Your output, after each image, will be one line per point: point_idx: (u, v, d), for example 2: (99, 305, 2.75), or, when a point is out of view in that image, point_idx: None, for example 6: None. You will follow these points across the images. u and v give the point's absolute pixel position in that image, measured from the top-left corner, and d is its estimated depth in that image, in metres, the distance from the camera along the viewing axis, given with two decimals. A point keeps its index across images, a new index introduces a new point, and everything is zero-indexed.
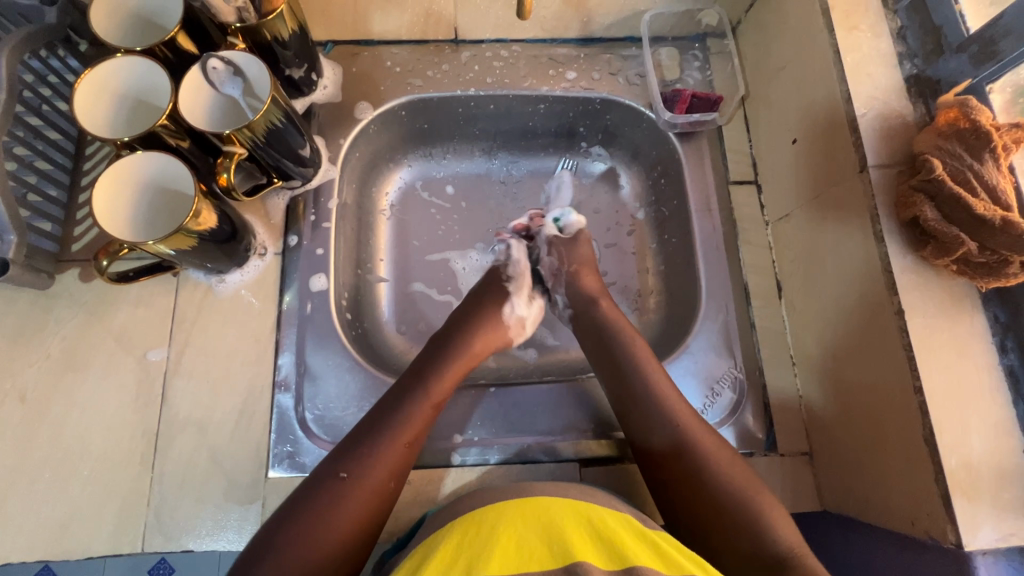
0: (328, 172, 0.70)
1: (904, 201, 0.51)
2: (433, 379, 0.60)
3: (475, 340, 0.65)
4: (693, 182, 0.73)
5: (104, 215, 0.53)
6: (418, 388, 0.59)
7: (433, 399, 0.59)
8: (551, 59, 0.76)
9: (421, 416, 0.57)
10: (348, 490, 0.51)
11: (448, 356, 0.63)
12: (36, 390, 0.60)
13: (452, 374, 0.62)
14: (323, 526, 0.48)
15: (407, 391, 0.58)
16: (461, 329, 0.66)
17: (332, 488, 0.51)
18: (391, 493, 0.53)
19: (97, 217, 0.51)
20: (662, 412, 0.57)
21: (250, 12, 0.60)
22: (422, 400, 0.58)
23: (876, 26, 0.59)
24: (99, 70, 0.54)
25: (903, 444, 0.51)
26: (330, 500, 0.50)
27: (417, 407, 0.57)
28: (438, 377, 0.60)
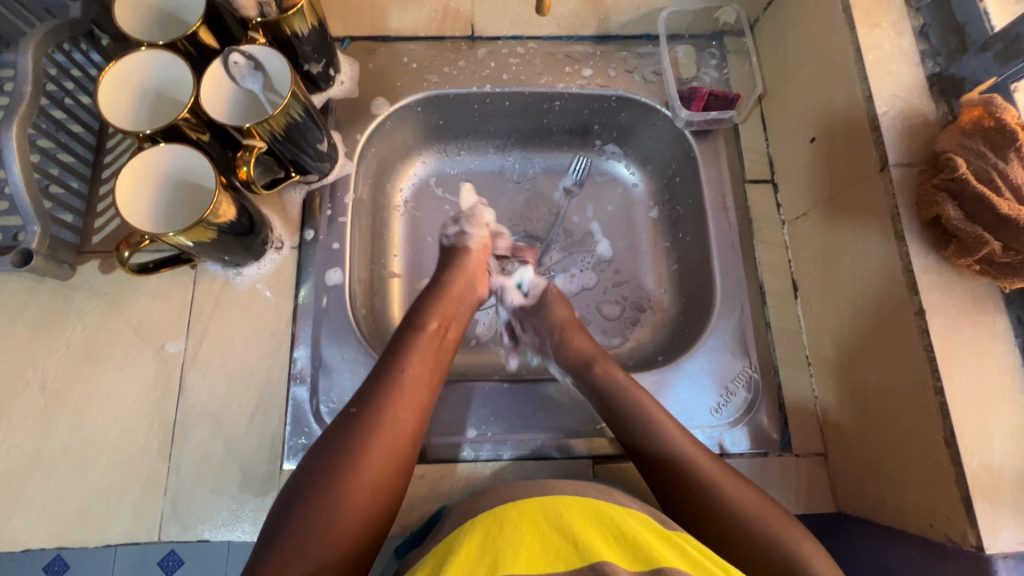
0: (344, 167, 0.70)
1: (926, 200, 0.51)
2: (419, 319, 0.62)
3: (461, 280, 0.67)
4: (709, 180, 0.73)
5: (126, 207, 0.54)
6: (406, 330, 0.60)
7: (426, 334, 0.60)
8: (567, 57, 0.76)
9: (418, 350, 0.58)
10: (363, 424, 0.51)
11: (437, 315, 0.63)
12: (56, 379, 0.61)
13: (438, 308, 0.63)
14: (353, 464, 0.49)
15: (400, 337, 0.60)
16: (449, 283, 0.66)
17: (346, 426, 0.51)
18: (411, 426, 0.53)
19: (119, 209, 0.52)
20: None
21: (271, 6, 0.60)
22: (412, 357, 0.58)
23: (898, 24, 0.58)
24: (123, 64, 0.55)
25: (922, 443, 0.50)
26: (351, 438, 0.50)
27: (410, 345, 0.59)
28: (423, 316, 0.62)
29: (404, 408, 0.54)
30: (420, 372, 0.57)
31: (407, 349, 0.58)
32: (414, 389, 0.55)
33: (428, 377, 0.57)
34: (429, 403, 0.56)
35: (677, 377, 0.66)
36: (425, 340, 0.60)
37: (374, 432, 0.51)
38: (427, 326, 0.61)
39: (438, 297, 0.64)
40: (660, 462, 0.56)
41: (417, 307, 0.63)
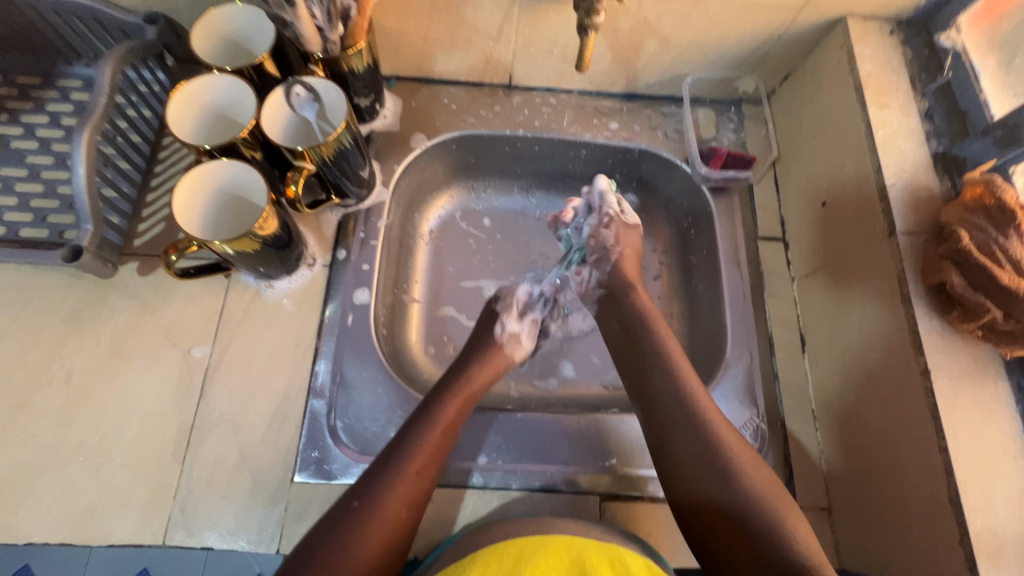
0: (380, 194, 0.74)
1: (932, 267, 0.54)
2: (438, 412, 0.60)
3: (484, 374, 0.66)
4: (723, 234, 0.77)
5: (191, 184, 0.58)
6: (423, 421, 0.59)
7: (441, 431, 0.59)
8: (595, 110, 0.82)
9: (430, 447, 0.57)
10: (360, 525, 0.51)
11: (451, 403, 0.62)
12: (82, 374, 0.62)
13: (456, 404, 0.62)
14: (343, 561, 0.48)
15: (412, 426, 0.59)
16: (465, 366, 0.66)
17: (342, 520, 0.51)
18: (404, 529, 0.53)
19: (187, 180, 0.57)
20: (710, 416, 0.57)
21: (335, 44, 0.61)
22: (424, 449, 0.57)
23: (906, 106, 0.63)
24: (190, 87, 0.60)
25: (927, 502, 0.51)
26: (345, 534, 0.50)
27: (420, 440, 0.57)
28: (441, 408, 0.61)
29: (403, 507, 0.53)
30: (425, 472, 0.56)
31: (420, 444, 0.57)
32: (415, 488, 0.55)
33: (428, 474, 0.56)
34: (425, 500, 0.56)
35: None
36: (438, 436, 0.58)
37: (368, 531, 0.51)
38: (443, 422, 0.60)
39: (457, 390, 0.63)
40: (696, 469, 0.55)
41: (436, 395, 0.62)
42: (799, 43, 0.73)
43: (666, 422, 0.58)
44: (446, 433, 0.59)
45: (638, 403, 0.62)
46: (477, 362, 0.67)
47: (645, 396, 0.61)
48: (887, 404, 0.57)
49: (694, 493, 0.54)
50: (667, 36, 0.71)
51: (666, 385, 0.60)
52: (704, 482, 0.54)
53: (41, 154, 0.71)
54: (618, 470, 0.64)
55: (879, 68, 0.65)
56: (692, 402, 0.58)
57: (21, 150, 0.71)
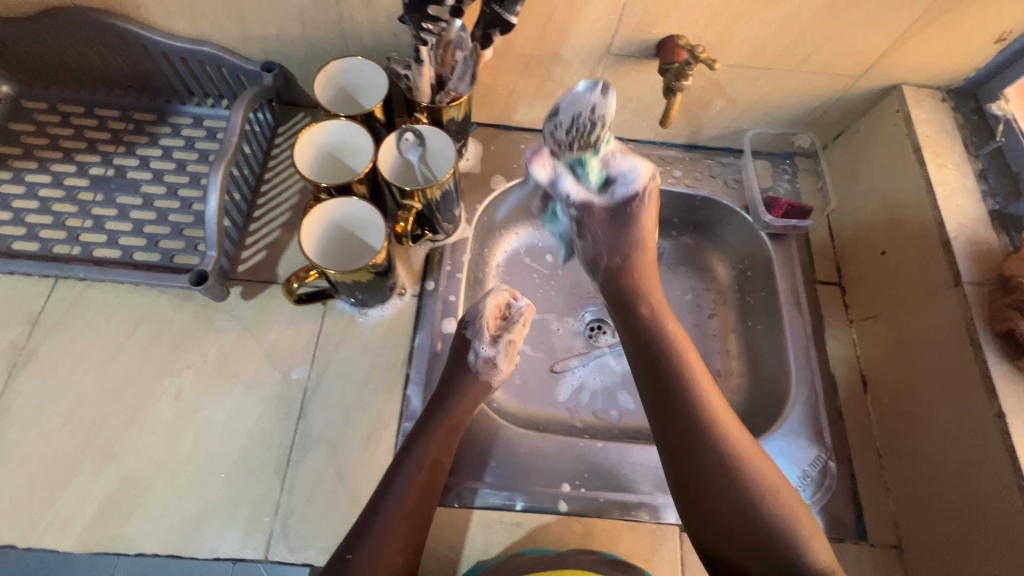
0: (463, 231, 0.79)
1: (999, 315, 0.59)
2: (421, 452, 0.60)
3: (465, 406, 0.64)
4: (783, 278, 0.81)
5: (325, 214, 0.64)
6: (409, 463, 0.59)
7: (422, 472, 0.59)
8: (659, 158, 0.88)
9: (412, 488, 0.58)
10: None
11: (425, 439, 0.61)
12: (189, 391, 0.66)
13: (439, 440, 0.61)
14: None
15: (394, 469, 0.60)
16: (444, 398, 0.64)
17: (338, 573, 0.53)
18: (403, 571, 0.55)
19: (324, 210, 0.63)
20: (740, 455, 0.58)
21: (444, 96, 0.68)
22: (407, 493, 0.58)
23: (961, 166, 0.69)
24: (313, 133, 0.66)
25: (1007, 539, 0.54)
26: None
27: (406, 485, 0.58)
28: (424, 448, 0.61)
29: (394, 551, 0.55)
30: (414, 513, 0.57)
31: (402, 488, 0.58)
32: (404, 531, 0.56)
33: (421, 513, 0.58)
34: (421, 538, 0.57)
35: None
36: (419, 478, 0.59)
37: None
38: (421, 463, 0.60)
39: (437, 426, 0.62)
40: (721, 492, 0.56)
41: (419, 433, 0.62)
42: (854, 106, 0.79)
43: (688, 460, 0.58)
44: (426, 473, 0.59)
45: (659, 428, 0.61)
46: (455, 393, 0.64)
47: (668, 426, 0.60)
48: (957, 468, 0.61)
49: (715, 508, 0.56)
50: (734, 96, 0.78)
51: (696, 434, 0.59)
52: (730, 508, 0.55)
53: (154, 184, 0.77)
54: None
55: (934, 131, 0.71)
56: (719, 439, 0.58)
57: (135, 180, 0.77)
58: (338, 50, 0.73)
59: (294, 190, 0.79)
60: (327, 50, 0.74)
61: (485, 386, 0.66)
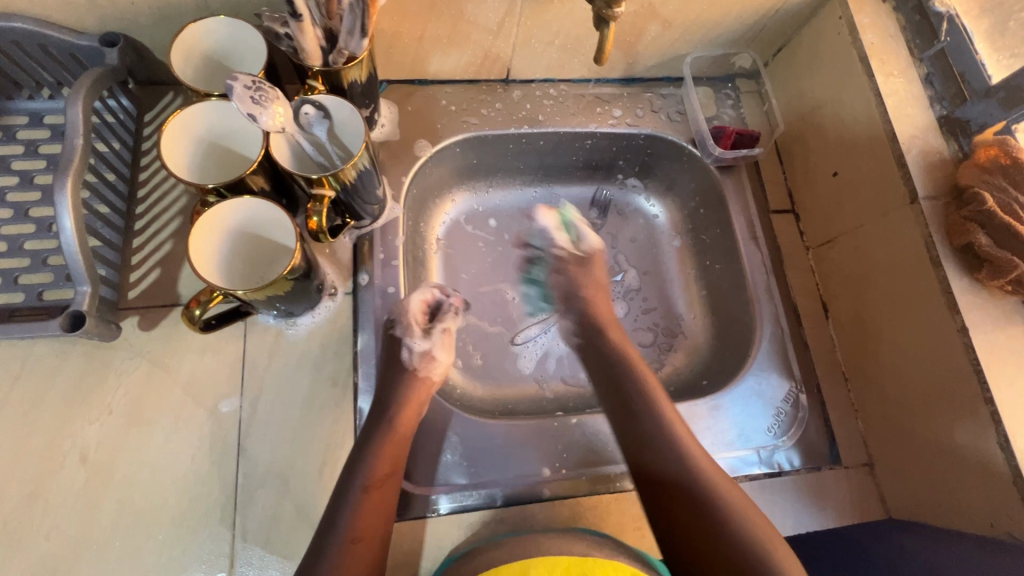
0: (393, 210, 0.70)
1: (957, 229, 0.57)
2: (372, 456, 0.56)
3: (410, 409, 0.60)
4: (738, 213, 0.77)
5: (221, 222, 0.53)
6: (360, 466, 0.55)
7: (372, 489, 0.54)
8: (596, 98, 0.80)
9: (363, 508, 0.53)
10: None
11: (371, 449, 0.56)
12: (98, 450, 0.56)
13: (385, 442, 0.57)
14: None
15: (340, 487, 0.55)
16: (384, 403, 0.59)
17: None
18: None
19: (218, 217, 0.52)
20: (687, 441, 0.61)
21: (339, 58, 0.56)
22: (359, 512, 0.53)
23: (908, 73, 0.65)
24: (180, 126, 0.53)
25: (976, 450, 0.55)
26: None
27: (358, 504, 0.53)
28: (371, 450, 0.56)
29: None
30: (369, 534, 0.53)
31: (354, 508, 0.53)
32: (359, 554, 0.52)
33: (375, 523, 0.53)
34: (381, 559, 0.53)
35: (731, 400, 0.68)
36: (370, 495, 0.54)
37: None
38: (372, 477, 0.55)
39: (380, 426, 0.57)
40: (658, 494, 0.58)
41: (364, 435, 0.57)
42: (794, 17, 0.73)
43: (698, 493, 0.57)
44: (380, 488, 0.55)
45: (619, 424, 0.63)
46: (398, 399, 0.59)
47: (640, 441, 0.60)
48: (922, 384, 0.61)
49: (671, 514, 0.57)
50: (669, 18, 0.70)
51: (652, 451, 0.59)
52: (705, 527, 0.56)
53: None
54: None
55: (880, 37, 0.66)
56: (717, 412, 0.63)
57: None
58: (196, 9, 0.59)
59: (182, 189, 0.66)
60: (183, 10, 0.59)
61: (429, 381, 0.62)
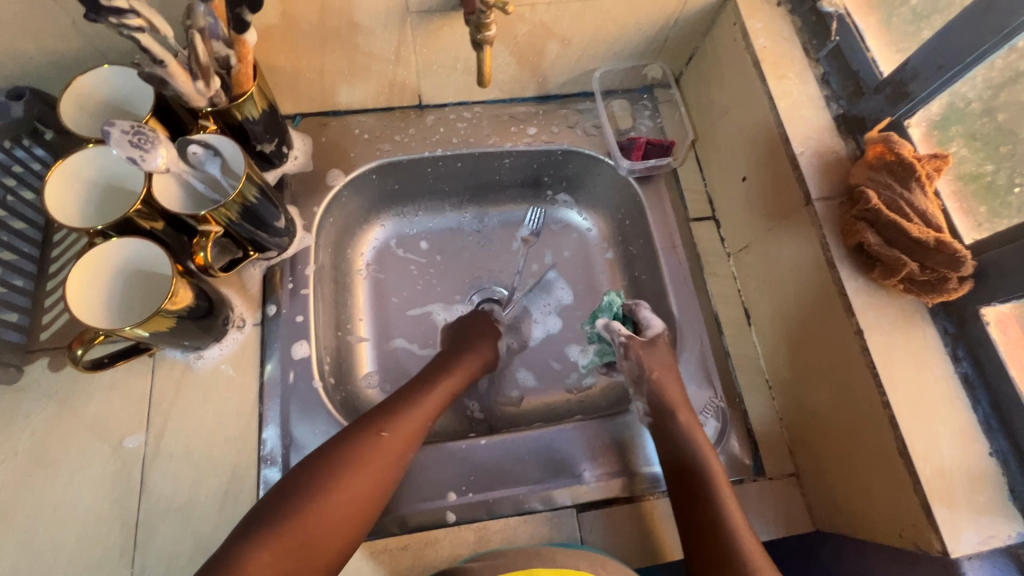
0: (303, 240, 0.71)
1: (849, 229, 0.56)
2: (386, 442, 0.57)
3: (468, 365, 0.69)
4: (657, 223, 0.77)
5: (105, 257, 0.54)
6: (369, 449, 0.56)
7: (420, 407, 0.62)
8: (511, 117, 0.81)
9: (405, 417, 0.60)
10: (326, 484, 0.53)
11: (431, 383, 0.65)
12: (2, 492, 0.57)
13: (408, 431, 0.59)
14: (301, 509, 0.51)
15: (396, 399, 0.62)
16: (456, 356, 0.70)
17: (306, 477, 0.53)
18: (371, 498, 0.55)
19: (101, 253, 0.54)
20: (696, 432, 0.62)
21: (222, 97, 0.58)
22: (405, 420, 0.60)
23: (802, 74, 0.65)
24: (64, 170, 0.55)
25: (879, 455, 0.53)
26: (305, 495, 0.52)
27: (403, 413, 0.60)
28: (389, 435, 0.58)
29: (366, 471, 0.55)
30: (400, 444, 0.58)
31: (396, 412, 0.60)
32: (381, 453, 0.56)
33: (360, 502, 0.54)
34: (397, 473, 0.57)
35: None
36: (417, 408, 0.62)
37: (332, 489, 0.53)
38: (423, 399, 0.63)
39: (409, 417, 0.60)
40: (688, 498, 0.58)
41: (386, 419, 0.59)
42: (695, 26, 0.73)
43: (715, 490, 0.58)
44: (426, 409, 0.62)
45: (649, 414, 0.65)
46: (465, 355, 0.70)
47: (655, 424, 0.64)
48: (830, 389, 0.59)
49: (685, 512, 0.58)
50: (567, 35, 0.71)
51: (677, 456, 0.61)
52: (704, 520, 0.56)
53: None
54: (591, 478, 0.64)
55: (773, 41, 0.66)
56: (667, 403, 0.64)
57: None
58: (92, 59, 0.62)
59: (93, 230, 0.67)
60: (80, 61, 0.62)
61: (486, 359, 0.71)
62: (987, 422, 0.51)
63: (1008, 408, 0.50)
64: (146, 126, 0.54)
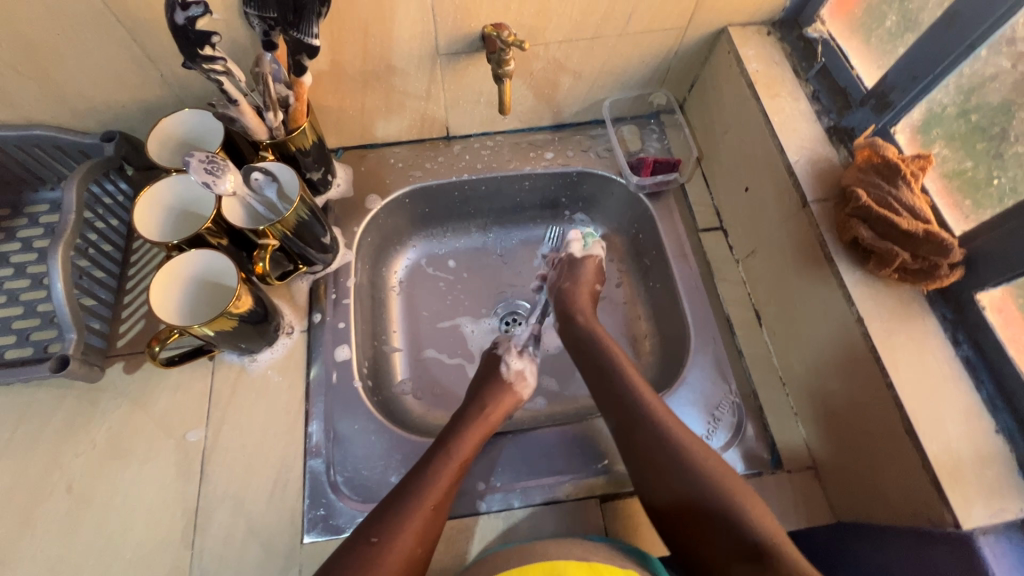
0: (344, 256, 0.79)
1: (844, 226, 0.60)
2: (391, 551, 0.56)
3: (496, 415, 0.70)
4: (667, 234, 0.83)
5: (178, 270, 0.63)
6: (374, 561, 0.55)
7: (453, 464, 0.63)
8: (530, 144, 0.89)
9: (442, 480, 0.61)
10: (378, 556, 0.55)
11: (460, 436, 0.66)
12: (82, 480, 0.64)
13: (413, 533, 0.57)
14: None
15: (431, 458, 0.63)
16: (483, 405, 0.70)
17: (360, 553, 0.56)
18: (420, 559, 0.57)
19: (175, 267, 0.63)
20: (680, 434, 0.63)
21: (280, 130, 0.67)
22: (440, 482, 0.61)
23: (794, 93, 0.71)
24: (151, 194, 0.64)
25: (889, 437, 0.55)
26: (362, 570, 0.54)
27: (439, 475, 0.62)
28: (392, 543, 0.56)
29: (413, 539, 0.57)
30: (441, 503, 0.60)
31: (434, 476, 0.61)
32: (424, 518, 0.58)
33: (410, 566, 0.57)
34: (438, 532, 0.59)
35: (668, 409, 0.71)
36: (453, 468, 0.63)
37: (384, 560, 0.55)
38: (456, 457, 0.64)
39: (413, 515, 0.58)
40: (678, 500, 0.59)
41: (386, 524, 0.58)
42: (694, 56, 0.81)
43: (706, 495, 0.58)
44: (460, 467, 0.63)
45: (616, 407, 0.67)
46: (492, 404, 0.71)
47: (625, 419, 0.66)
48: (840, 380, 0.62)
49: (680, 520, 0.58)
50: (579, 70, 0.80)
51: (672, 463, 0.61)
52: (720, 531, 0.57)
53: (17, 279, 0.73)
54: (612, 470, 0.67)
55: (765, 64, 0.73)
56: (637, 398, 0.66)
57: None
58: (173, 105, 0.73)
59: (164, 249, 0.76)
60: (163, 107, 0.73)
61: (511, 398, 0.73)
62: (992, 401, 0.53)
63: (1011, 386, 0.52)
64: (217, 156, 0.63)
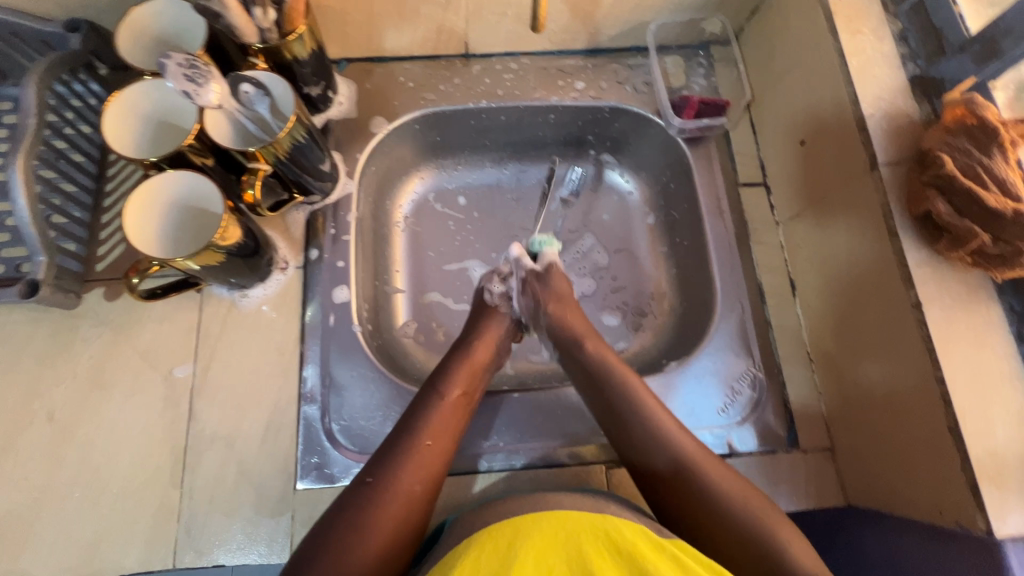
0: (345, 186, 0.71)
1: (917, 196, 0.53)
2: (392, 490, 0.52)
3: (485, 348, 0.66)
4: (703, 187, 0.74)
5: (156, 185, 0.55)
6: (374, 498, 0.51)
7: (446, 402, 0.59)
8: (559, 71, 0.78)
9: (434, 418, 0.57)
10: (376, 497, 0.51)
11: (448, 373, 0.62)
12: (64, 410, 0.60)
13: (414, 470, 0.53)
14: (361, 525, 0.49)
15: (420, 400, 0.59)
16: (468, 339, 0.66)
17: (356, 496, 0.51)
18: (423, 498, 0.53)
19: (153, 182, 0.55)
20: (668, 427, 0.57)
21: (273, 32, 0.57)
22: (432, 419, 0.57)
23: (878, 29, 0.60)
24: (125, 98, 0.56)
25: (929, 433, 0.51)
26: (361, 510, 0.50)
27: (432, 413, 0.58)
28: (392, 483, 0.52)
29: (416, 478, 0.53)
30: (439, 441, 0.56)
31: (425, 416, 0.57)
32: (424, 456, 0.55)
33: (416, 505, 0.52)
34: (442, 472, 0.55)
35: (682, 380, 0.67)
36: (447, 405, 0.59)
37: (385, 503, 0.51)
38: (448, 394, 0.60)
39: (411, 456, 0.54)
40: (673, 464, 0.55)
41: (383, 465, 0.54)
42: None
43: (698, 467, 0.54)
44: (452, 404, 0.59)
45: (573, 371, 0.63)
46: (478, 336, 0.67)
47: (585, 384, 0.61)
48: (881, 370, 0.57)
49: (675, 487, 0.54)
50: None
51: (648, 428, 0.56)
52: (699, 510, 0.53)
53: None
54: None
55: None
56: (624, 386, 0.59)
57: None
58: None
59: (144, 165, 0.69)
60: None
61: (505, 331, 0.69)
62: None
63: None
64: (199, 59, 0.54)
